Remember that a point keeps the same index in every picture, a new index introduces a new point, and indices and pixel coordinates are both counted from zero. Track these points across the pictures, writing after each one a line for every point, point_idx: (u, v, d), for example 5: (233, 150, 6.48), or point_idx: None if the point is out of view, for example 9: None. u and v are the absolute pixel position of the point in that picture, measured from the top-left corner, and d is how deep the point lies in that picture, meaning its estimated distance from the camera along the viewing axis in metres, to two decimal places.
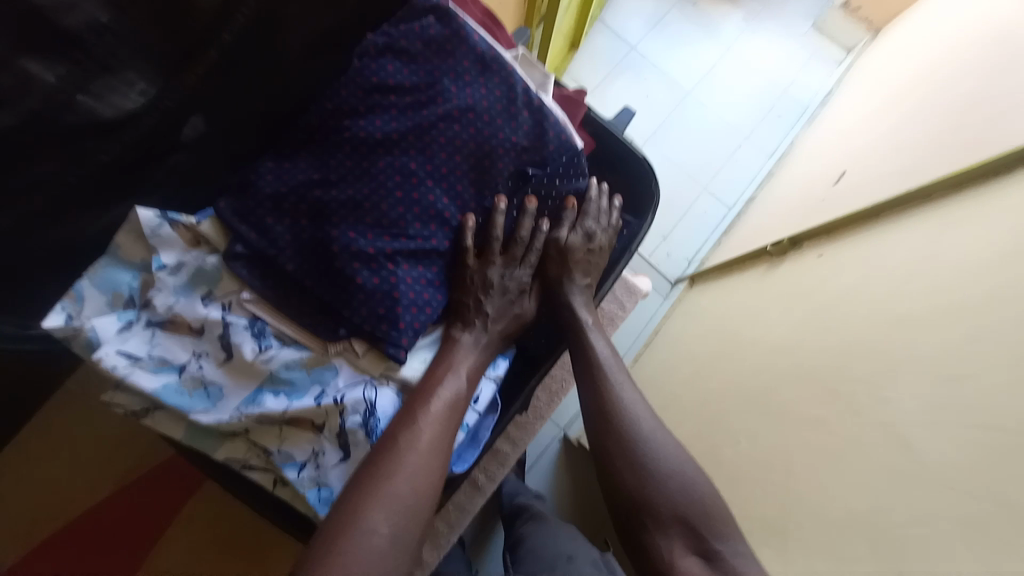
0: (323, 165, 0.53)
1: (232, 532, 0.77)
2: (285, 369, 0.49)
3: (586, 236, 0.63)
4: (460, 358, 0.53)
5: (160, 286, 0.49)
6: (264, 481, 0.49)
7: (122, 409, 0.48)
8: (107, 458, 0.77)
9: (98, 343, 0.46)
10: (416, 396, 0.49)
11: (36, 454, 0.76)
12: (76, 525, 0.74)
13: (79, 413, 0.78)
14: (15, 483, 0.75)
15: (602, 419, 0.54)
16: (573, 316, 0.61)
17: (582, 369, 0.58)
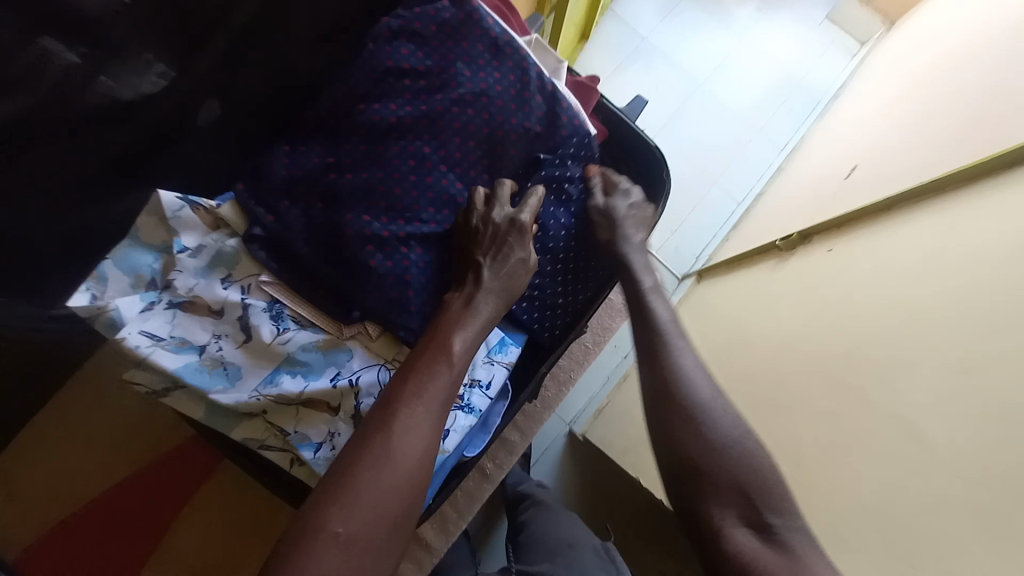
0: (337, 150, 0.53)
1: (246, 516, 0.76)
2: (301, 350, 0.49)
3: (627, 195, 0.62)
4: (455, 327, 0.48)
5: (180, 267, 0.50)
6: (281, 461, 0.49)
7: (143, 388, 0.49)
8: (125, 441, 0.77)
9: (120, 322, 0.47)
10: (403, 376, 0.46)
11: (51, 438, 0.76)
12: (92, 508, 0.74)
13: (94, 398, 0.77)
14: (31, 465, 0.75)
15: (658, 384, 0.51)
16: (631, 276, 0.58)
17: (641, 336, 0.55)
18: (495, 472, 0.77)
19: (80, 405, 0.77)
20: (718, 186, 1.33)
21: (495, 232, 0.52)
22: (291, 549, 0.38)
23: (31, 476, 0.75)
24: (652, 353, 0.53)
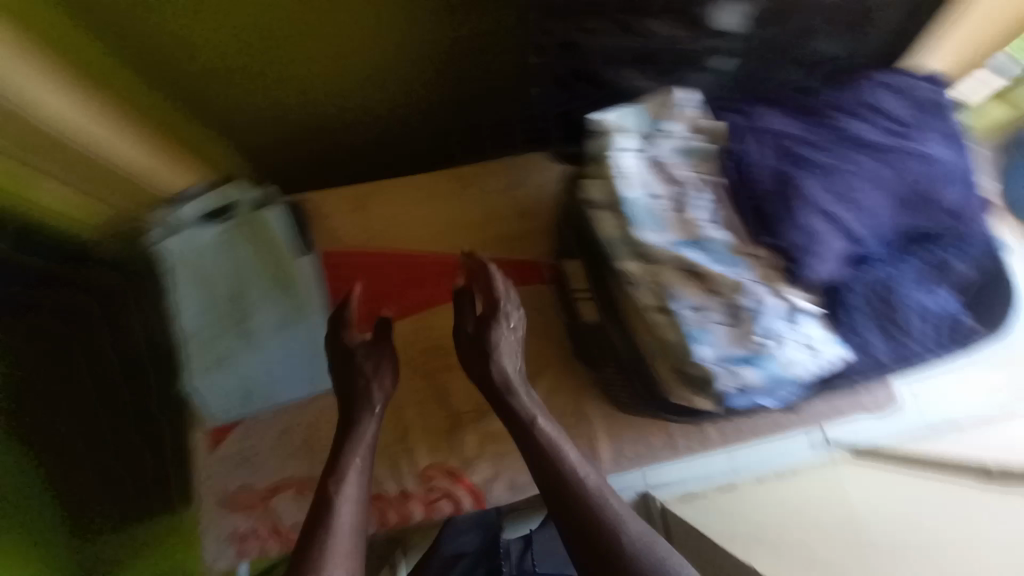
0: (802, 131, 0.65)
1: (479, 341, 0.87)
2: (712, 240, 0.60)
3: (506, 316, 0.72)
4: (341, 487, 0.62)
5: (662, 139, 0.64)
6: (648, 303, 0.60)
7: (589, 199, 0.64)
8: (443, 227, 0.90)
9: (613, 145, 0.62)
10: (315, 524, 0.59)
11: (388, 195, 0.90)
12: (384, 258, 0.89)
13: (454, 188, 0.91)
14: (364, 203, 0.89)
15: (563, 494, 0.62)
16: (518, 409, 0.67)
17: (534, 449, 0.65)
18: (667, 448, 0.82)
19: (442, 187, 0.90)
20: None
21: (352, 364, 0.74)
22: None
23: (364, 211, 0.89)
24: (552, 471, 0.63)
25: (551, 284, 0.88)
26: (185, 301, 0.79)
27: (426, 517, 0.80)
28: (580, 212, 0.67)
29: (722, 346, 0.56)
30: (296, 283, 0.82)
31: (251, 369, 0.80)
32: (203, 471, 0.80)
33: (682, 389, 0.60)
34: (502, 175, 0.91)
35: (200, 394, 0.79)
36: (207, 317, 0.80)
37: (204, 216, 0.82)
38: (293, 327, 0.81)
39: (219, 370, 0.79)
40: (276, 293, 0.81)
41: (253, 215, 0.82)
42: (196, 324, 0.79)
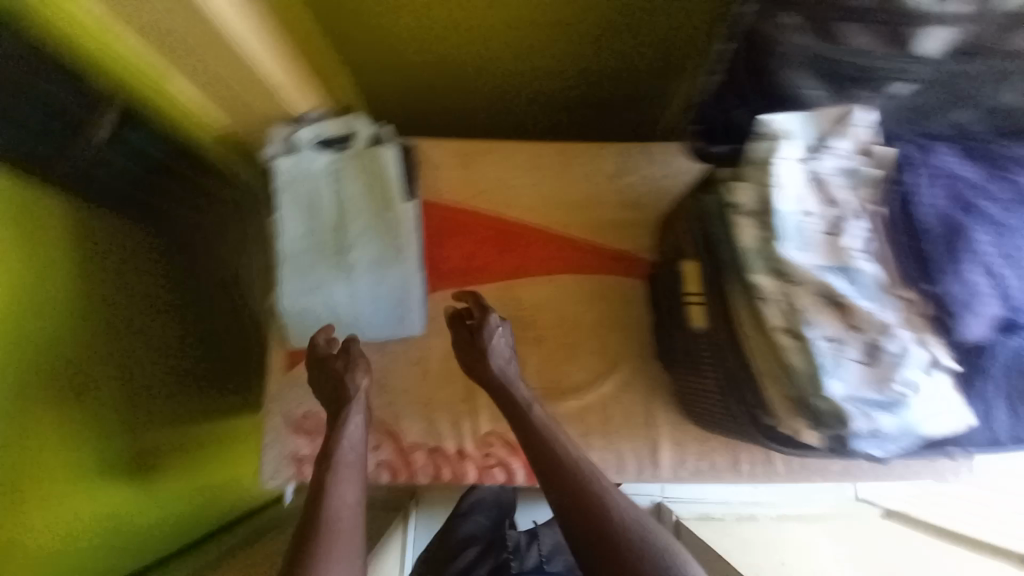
0: (981, 177, 0.60)
1: (562, 320, 0.84)
2: (862, 273, 0.56)
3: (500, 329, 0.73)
4: (335, 477, 0.62)
5: (827, 155, 0.60)
6: (778, 324, 0.57)
7: (733, 202, 0.60)
8: (547, 199, 0.87)
9: (776, 151, 0.58)
10: (313, 513, 0.58)
11: (500, 155, 0.88)
12: (482, 218, 0.87)
13: (566, 163, 0.88)
14: (475, 159, 0.88)
15: (554, 470, 0.62)
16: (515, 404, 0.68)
17: (526, 429, 0.66)
18: (730, 473, 0.79)
19: (553, 159, 0.88)
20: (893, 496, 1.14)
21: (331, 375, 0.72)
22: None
23: (473, 168, 0.88)
24: (545, 450, 0.64)
25: (644, 281, 0.85)
26: (287, 218, 0.79)
27: (479, 482, 0.80)
28: (714, 214, 0.64)
29: (855, 385, 0.53)
30: (400, 229, 0.79)
31: (338, 300, 0.79)
32: (274, 387, 0.81)
33: (796, 420, 0.56)
34: (617, 159, 0.88)
35: (284, 311, 0.78)
36: (305, 239, 0.79)
37: (321, 142, 0.80)
38: (389, 272, 0.79)
39: (309, 294, 0.78)
40: (379, 233, 0.80)
41: (372, 150, 0.80)
42: (294, 243, 0.79)
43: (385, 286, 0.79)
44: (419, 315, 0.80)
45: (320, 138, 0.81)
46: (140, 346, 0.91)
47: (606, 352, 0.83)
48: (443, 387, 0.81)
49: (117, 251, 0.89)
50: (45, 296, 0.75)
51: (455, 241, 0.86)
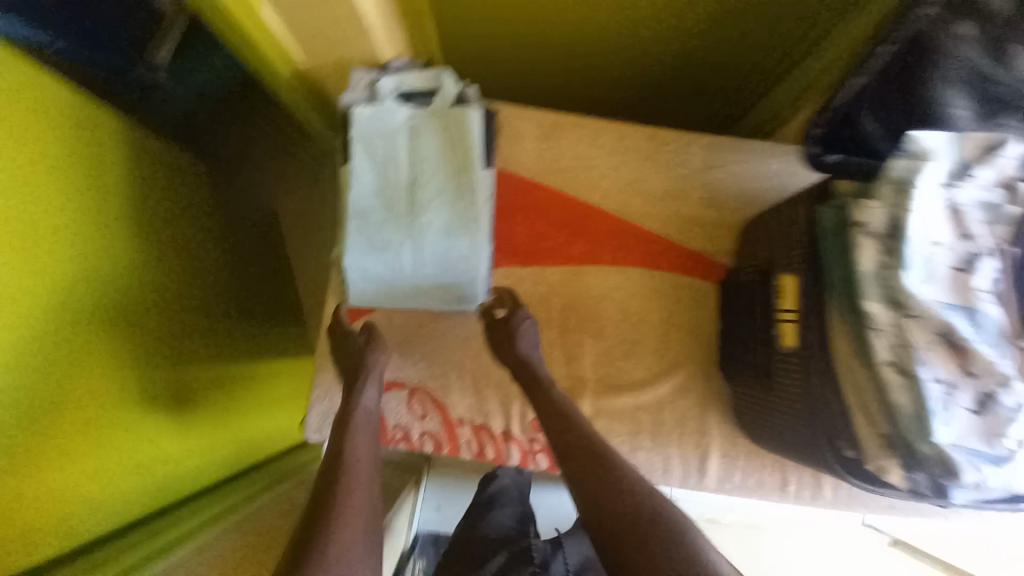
0: None
1: (626, 315, 0.81)
2: (987, 317, 0.52)
3: (523, 319, 0.74)
4: (353, 430, 0.63)
5: (970, 184, 0.54)
6: (883, 356, 0.54)
7: (857, 221, 0.56)
8: (626, 187, 0.83)
9: (916, 173, 0.53)
10: (332, 464, 0.59)
11: (585, 132, 0.83)
12: (557, 198, 0.83)
13: (652, 150, 0.83)
14: (560, 132, 0.83)
15: (572, 450, 0.60)
16: (540, 391, 0.68)
17: (552, 415, 0.65)
18: (776, 493, 0.77)
19: (638, 144, 0.83)
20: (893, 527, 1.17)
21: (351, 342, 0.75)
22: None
23: (556, 142, 0.83)
24: (565, 434, 0.62)
25: (716, 286, 0.81)
26: (360, 170, 0.75)
27: (520, 465, 0.79)
28: (829, 231, 0.60)
29: (960, 431, 0.50)
30: (475, 196, 0.75)
31: (404, 263, 0.76)
32: (326, 342, 0.79)
33: (888, 457, 0.54)
34: (706, 153, 0.82)
35: (348, 266, 0.75)
36: (375, 192, 0.76)
37: (401, 93, 0.76)
38: (458, 240, 0.75)
39: (375, 252, 0.75)
40: (452, 198, 0.76)
41: (455, 109, 0.75)
42: (365, 197, 0.75)
43: (453, 254, 0.76)
44: (484, 289, 0.77)
45: (401, 89, 0.76)
46: (177, 274, 0.94)
47: (666, 353, 0.80)
48: (495, 365, 0.79)
49: (162, 181, 0.93)
50: (110, 202, 0.80)
51: (526, 219, 0.82)
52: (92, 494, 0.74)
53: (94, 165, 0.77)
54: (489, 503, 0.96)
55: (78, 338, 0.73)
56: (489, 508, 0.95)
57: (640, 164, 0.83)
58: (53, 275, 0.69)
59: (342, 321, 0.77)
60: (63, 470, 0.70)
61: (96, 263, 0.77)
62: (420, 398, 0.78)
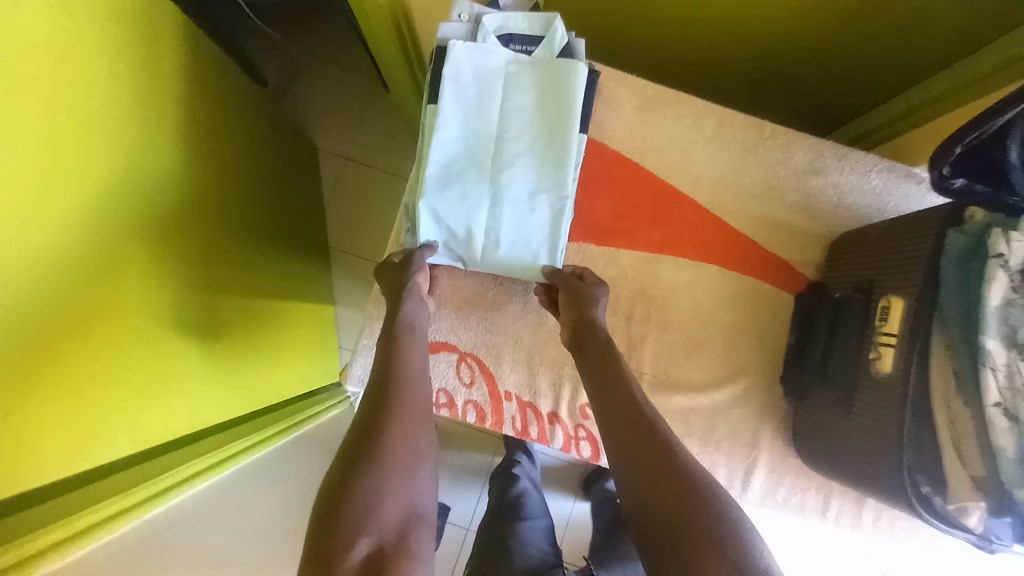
0: None
1: (695, 311, 0.77)
2: None
3: (592, 286, 0.69)
4: (393, 370, 0.58)
5: None
6: (991, 394, 0.51)
7: (992, 252, 0.52)
8: (719, 176, 0.78)
9: None
10: (375, 405, 0.54)
11: (686, 111, 0.77)
12: (645, 176, 0.78)
13: (752, 141, 0.78)
14: (660, 105, 0.77)
15: (633, 429, 0.54)
16: (613, 368, 0.61)
17: (617, 394, 0.58)
18: (817, 516, 0.74)
19: (738, 132, 0.78)
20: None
21: (392, 272, 0.69)
22: (309, 559, 0.41)
23: (655, 114, 0.77)
24: (624, 414, 0.56)
25: (793, 298, 0.77)
26: (447, 110, 0.69)
27: (562, 449, 0.75)
28: (954, 258, 0.56)
29: None
30: (565, 158, 0.70)
31: (479, 218, 0.69)
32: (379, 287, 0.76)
33: (973, 496, 0.52)
34: (808, 155, 0.78)
35: (421, 211, 0.68)
36: (458, 138, 0.70)
37: (500, 37, 0.72)
38: (541, 203, 0.70)
39: (451, 201, 0.69)
40: (540, 157, 0.70)
41: (559, 60, 0.70)
42: (449, 140, 0.69)
43: (533, 217, 0.71)
44: (559, 258, 0.71)
45: (504, 30, 0.72)
46: (200, 184, 0.89)
47: (730, 357, 0.76)
48: (554, 341, 0.75)
49: (193, 80, 0.87)
50: (142, 90, 0.75)
51: (610, 192, 0.77)
52: (118, 417, 0.69)
53: (125, 60, 0.71)
54: (518, 506, 1.05)
55: (106, 251, 0.68)
56: (515, 511, 1.04)
57: (738, 154, 0.78)
58: (87, 153, 0.64)
59: (395, 259, 0.71)
60: (82, 393, 0.63)
61: (126, 174, 0.72)
62: (469, 364, 0.75)
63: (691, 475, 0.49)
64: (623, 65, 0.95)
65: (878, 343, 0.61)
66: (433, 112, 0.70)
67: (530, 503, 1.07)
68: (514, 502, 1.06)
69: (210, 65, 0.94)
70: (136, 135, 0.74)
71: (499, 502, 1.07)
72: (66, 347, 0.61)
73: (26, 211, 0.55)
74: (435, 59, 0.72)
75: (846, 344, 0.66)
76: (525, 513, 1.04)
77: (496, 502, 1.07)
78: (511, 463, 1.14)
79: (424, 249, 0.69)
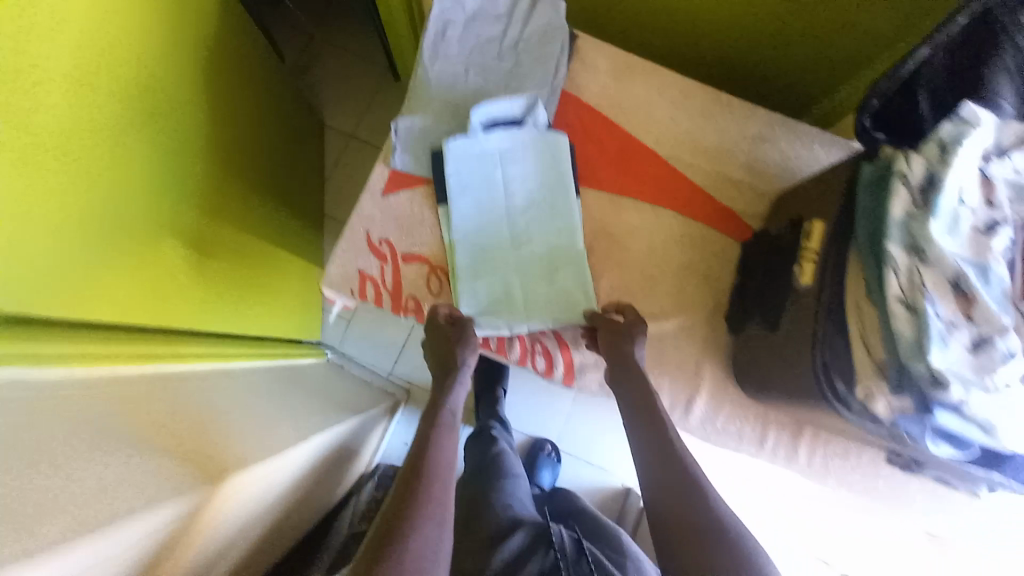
0: None
1: (651, 251, 0.84)
2: (994, 274, 0.55)
3: (635, 327, 0.75)
4: (438, 434, 0.66)
5: (999, 163, 0.58)
6: (892, 292, 0.57)
7: (897, 172, 0.60)
8: (679, 136, 0.87)
9: (964, 138, 0.56)
10: (416, 462, 0.61)
11: (653, 78, 0.88)
12: (612, 129, 0.87)
13: (711, 108, 0.87)
14: (630, 71, 0.88)
15: (667, 466, 0.62)
16: (653, 409, 0.68)
17: (649, 434, 0.66)
18: (753, 446, 0.80)
19: (698, 99, 0.87)
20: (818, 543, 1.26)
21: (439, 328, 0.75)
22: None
23: (626, 78, 0.88)
24: (654, 454, 0.64)
25: (738, 246, 0.85)
26: (457, 203, 0.78)
27: (519, 361, 0.81)
28: (866, 187, 0.64)
29: (955, 366, 0.52)
30: (573, 216, 0.79)
31: (513, 283, 0.77)
32: (362, 201, 0.81)
33: (876, 380, 0.57)
34: (760, 125, 0.87)
35: (458, 293, 0.77)
36: (479, 219, 0.78)
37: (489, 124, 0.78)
38: (564, 262, 0.78)
39: (486, 279, 0.77)
40: (551, 218, 0.79)
41: (547, 133, 0.80)
42: (469, 227, 0.78)
43: (558, 270, 0.78)
44: (595, 300, 0.78)
45: (491, 117, 0.78)
46: (222, 118, 0.99)
47: (680, 294, 0.83)
48: None
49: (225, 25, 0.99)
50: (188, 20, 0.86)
51: (580, 137, 0.86)
52: (129, 288, 0.75)
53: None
54: (501, 461, 1.14)
55: (127, 144, 0.73)
56: (495, 466, 1.12)
57: (697, 118, 0.87)
58: (137, 52, 0.74)
59: (441, 312, 0.76)
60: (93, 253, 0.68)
61: (146, 84, 0.77)
62: (439, 276, 0.81)
63: (712, 507, 0.57)
64: (607, 34, 1.04)
65: (801, 258, 0.68)
66: (446, 212, 0.79)
67: (513, 459, 1.16)
68: (493, 458, 1.15)
69: (242, 24, 1.08)
70: (177, 55, 0.84)
71: (480, 460, 1.14)
72: (86, 206, 0.66)
73: (83, 77, 0.64)
74: (435, 162, 0.79)
75: (780, 270, 0.72)
76: (507, 471, 1.12)
77: (478, 462, 1.15)
78: (488, 428, 1.24)
79: (469, 323, 0.75)
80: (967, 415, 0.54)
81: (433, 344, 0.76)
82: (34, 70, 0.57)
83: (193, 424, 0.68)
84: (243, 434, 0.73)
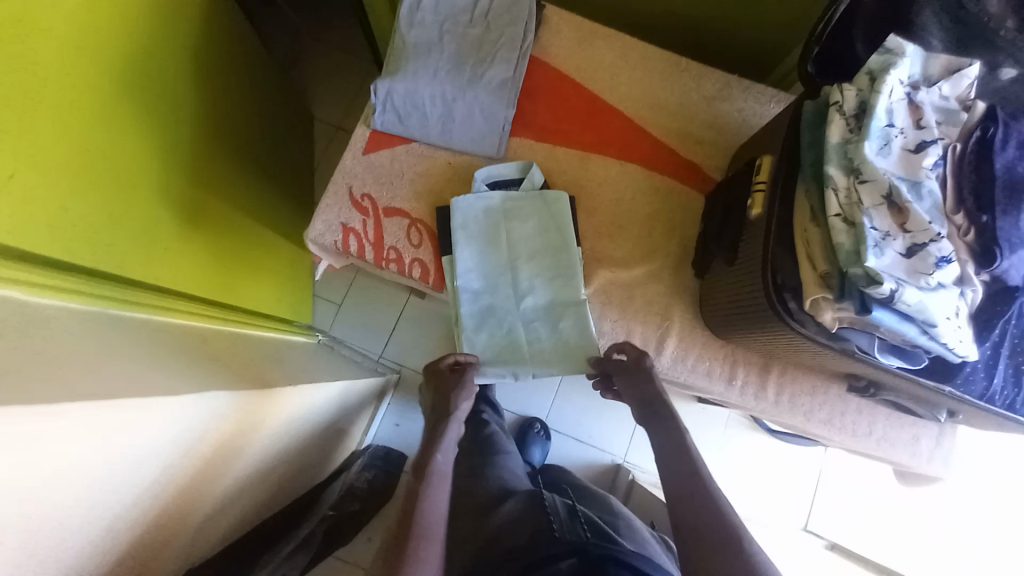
0: None
1: (619, 202, 0.88)
2: (928, 188, 0.58)
3: (641, 360, 0.79)
4: (431, 483, 0.71)
5: (927, 91, 0.62)
6: (834, 211, 0.60)
7: (832, 102, 0.65)
8: (643, 96, 0.92)
9: (892, 66, 0.61)
10: (409, 508, 0.67)
11: (616, 43, 0.93)
12: (579, 91, 0.92)
13: (671, 69, 0.93)
14: (594, 37, 0.94)
15: (678, 490, 0.67)
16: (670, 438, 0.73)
17: (669, 464, 0.70)
18: (723, 385, 0.83)
19: (659, 61, 0.93)
20: (800, 507, 1.28)
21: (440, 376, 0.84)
22: None
23: (591, 44, 0.93)
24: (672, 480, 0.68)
25: (700, 196, 0.90)
26: (464, 258, 0.83)
27: None
28: (808, 120, 0.68)
29: (891, 269, 0.56)
30: (575, 272, 0.84)
31: (517, 334, 0.84)
32: (344, 158, 0.86)
33: (822, 291, 0.61)
34: (718, 83, 0.92)
35: (465, 343, 0.84)
36: (484, 272, 0.84)
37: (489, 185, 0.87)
38: (566, 312, 0.83)
39: (490, 331, 0.84)
40: (552, 275, 0.84)
41: (547, 193, 0.85)
42: (474, 281, 0.84)
43: (559, 320, 0.83)
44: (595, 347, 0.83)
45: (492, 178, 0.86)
46: (215, 98, 1.04)
47: (647, 242, 0.87)
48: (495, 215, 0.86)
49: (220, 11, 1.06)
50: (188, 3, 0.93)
51: (549, 99, 0.91)
52: (130, 241, 0.79)
53: None
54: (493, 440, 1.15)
55: (126, 107, 0.78)
56: (488, 443, 1.15)
57: (659, 79, 0.93)
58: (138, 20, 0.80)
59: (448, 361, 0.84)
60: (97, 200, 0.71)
61: (144, 54, 0.82)
62: (419, 228, 0.86)
63: (724, 521, 0.61)
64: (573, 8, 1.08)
65: (754, 192, 0.72)
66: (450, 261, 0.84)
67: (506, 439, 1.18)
68: (487, 437, 1.16)
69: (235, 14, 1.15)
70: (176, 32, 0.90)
71: (475, 437, 1.15)
72: (90, 153, 0.70)
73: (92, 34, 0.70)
74: (441, 217, 0.85)
75: (736, 208, 0.77)
76: (500, 448, 1.14)
77: (472, 440, 1.15)
78: (479, 411, 1.25)
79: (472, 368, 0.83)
80: (904, 314, 0.57)
81: (437, 394, 0.84)
82: (52, 19, 0.63)
83: (185, 363, 0.71)
84: (234, 377, 0.76)
